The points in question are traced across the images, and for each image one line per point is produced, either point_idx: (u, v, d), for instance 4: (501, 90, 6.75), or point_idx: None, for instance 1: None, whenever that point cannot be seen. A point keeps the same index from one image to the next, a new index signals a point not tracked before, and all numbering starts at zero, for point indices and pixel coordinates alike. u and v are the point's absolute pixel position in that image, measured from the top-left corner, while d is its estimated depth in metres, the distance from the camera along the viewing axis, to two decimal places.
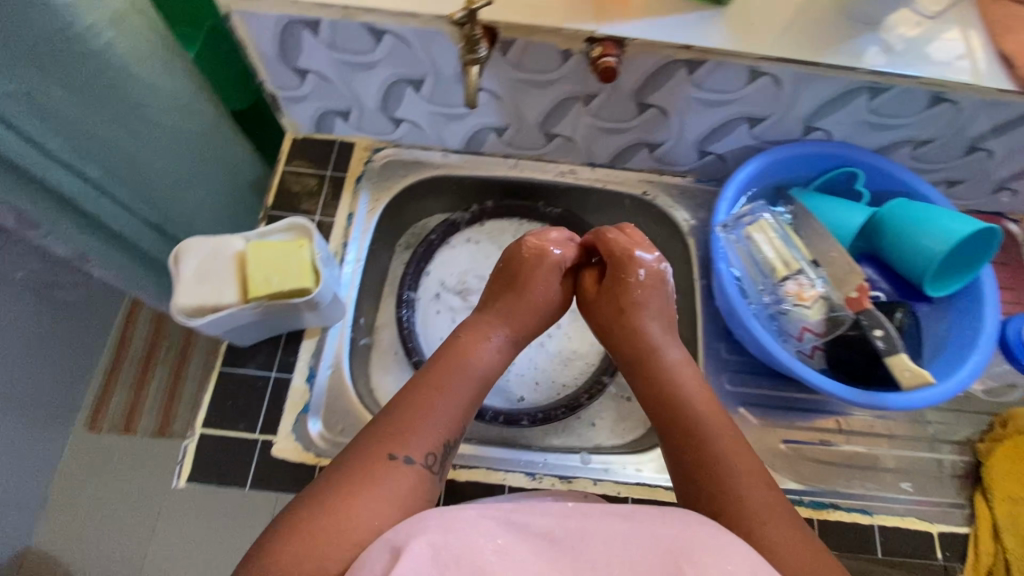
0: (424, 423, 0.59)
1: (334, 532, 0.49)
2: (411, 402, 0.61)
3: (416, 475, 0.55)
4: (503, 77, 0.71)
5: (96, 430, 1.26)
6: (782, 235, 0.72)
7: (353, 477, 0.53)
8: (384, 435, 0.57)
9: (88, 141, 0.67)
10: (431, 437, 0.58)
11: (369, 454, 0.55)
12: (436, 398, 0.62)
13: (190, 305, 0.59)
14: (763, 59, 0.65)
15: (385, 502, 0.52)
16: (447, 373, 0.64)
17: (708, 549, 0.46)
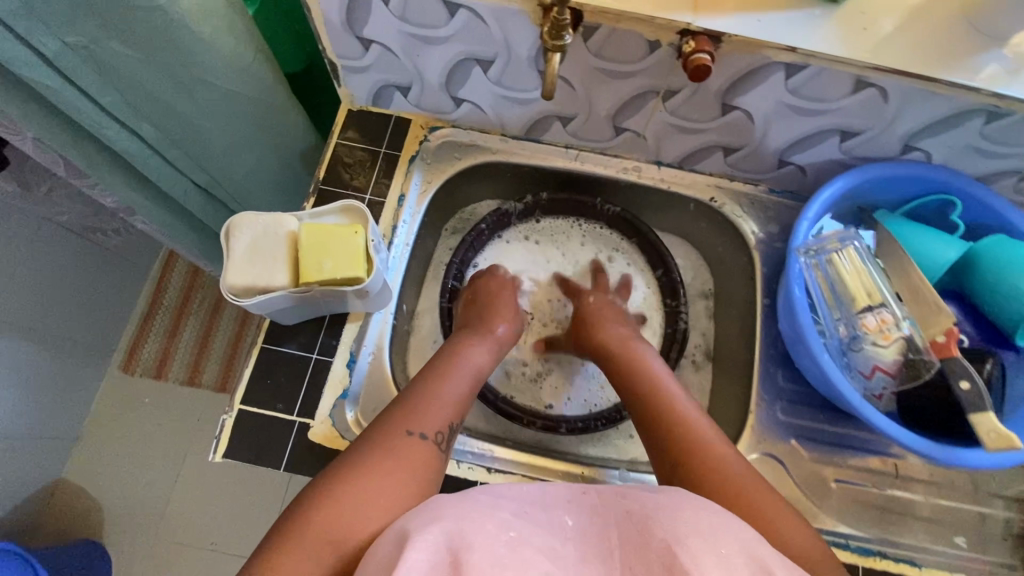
0: (433, 403, 0.61)
1: (348, 506, 0.49)
2: (417, 386, 0.63)
3: (426, 451, 0.56)
4: (579, 66, 0.66)
5: (165, 377, 1.41)
6: (868, 263, 0.66)
7: (369, 455, 0.54)
8: (395, 415, 0.59)
9: (142, 99, 0.64)
10: (438, 415, 0.60)
11: (380, 433, 0.57)
12: (440, 381, 0.64)
13: (240, 284, 0.57)
14: (873, 69, 0.58)
15: (398, 476, 0.53)
16: (448, 362, 0.67)
17: (703, 537, 0.44)
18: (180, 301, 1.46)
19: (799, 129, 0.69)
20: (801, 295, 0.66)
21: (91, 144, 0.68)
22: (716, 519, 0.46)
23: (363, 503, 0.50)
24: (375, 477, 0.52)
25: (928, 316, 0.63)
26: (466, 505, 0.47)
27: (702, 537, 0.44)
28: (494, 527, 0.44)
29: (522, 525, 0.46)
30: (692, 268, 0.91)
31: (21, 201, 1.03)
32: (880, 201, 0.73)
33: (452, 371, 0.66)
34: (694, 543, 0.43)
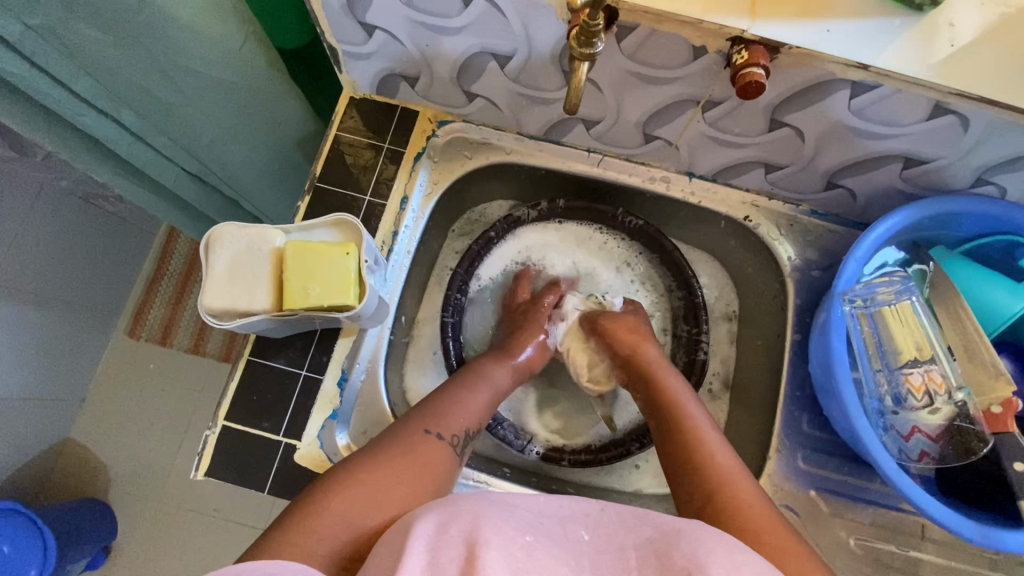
0: (454, 410, 0.60)
1: (365, 493, 0.47)
2: (436, 395, 0.62)
3: (444, 457, 0.55)
4: (610, 68, 0.57)
5: (170, 344, 1.34)
6: (921, 314, 0.59)
7: (387, 450, 0.52)
8: (413, 417, 0.57)
9: (119, 85, 0.58)
10: (459, 421, 0.59)
11: (399, 431, 0.55)
12: (463, 392, 0.63)
13: (219, 306, 0.52)
14: (955, 95, 0.49)
15: (415, 476, 0.51)
16: (471, 375, 0.66)
17: (728, 568, 0.39)
18: (186, 268, 1.37)
19: (856, 151, 0.61)
20: (840, 345, 0.58)
21: (68, 129, 0.62)
22: (733, 550, 0.41)
23: (378, 494, 0.48)
24: (393, 471, 0.50)
25: (983, 382, 0.57)
26: (483, 503, 0.43)
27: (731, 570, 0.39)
28: (509, 531, 0.40)
29: (540, 535, 0.42)
30: (716, 287, 0.84)
31: (12, 170, 0.98)
32: (940, 236, 0.65)
33: (474, 384, 0.65)
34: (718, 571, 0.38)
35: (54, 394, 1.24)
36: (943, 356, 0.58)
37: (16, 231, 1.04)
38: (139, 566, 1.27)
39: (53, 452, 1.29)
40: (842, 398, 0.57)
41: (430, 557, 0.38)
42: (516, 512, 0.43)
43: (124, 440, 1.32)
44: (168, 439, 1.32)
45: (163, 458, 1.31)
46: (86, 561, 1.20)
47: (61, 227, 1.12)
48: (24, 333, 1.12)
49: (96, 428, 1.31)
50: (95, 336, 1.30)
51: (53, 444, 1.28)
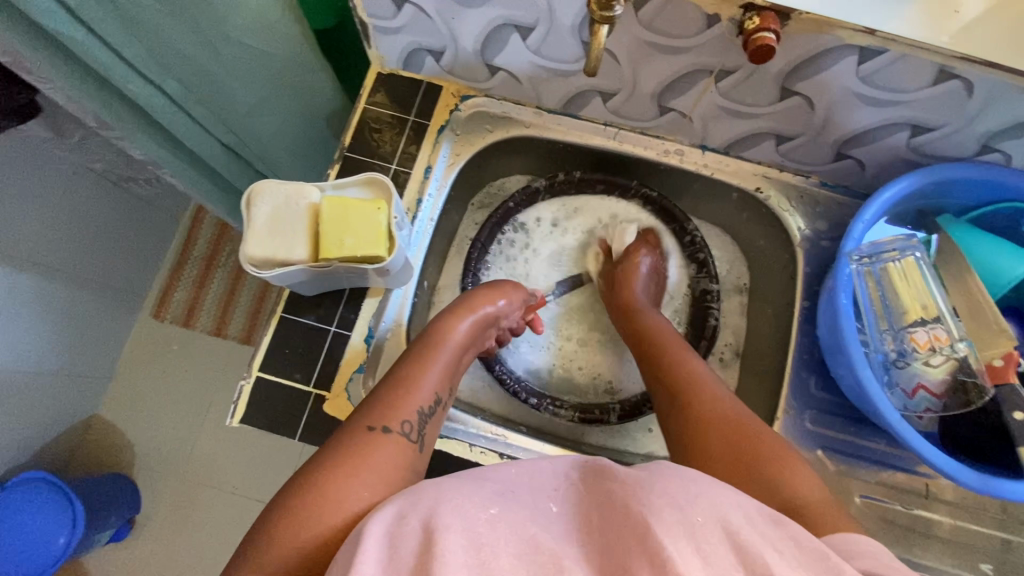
0: (399, 397, 0.57)
1: (306, 516, 0.45)
2: (387, 384, 0.59)
3: (394, 447, 0.52)
4: (627, 38, 0.60)
5: (193, 326, 1.39)
6: (928, 275, 0.62)
7: (327, 460, 0.50)
8: (356, 416, 0.55)
9: (167, 53, 0.62)
10: (405, 406, 0.56)
11: (342, 436, 0.53)
12: (411, 371, 0.60)
13: (261, 256, 0.56)
14: (961, 58, 0.52)
15: (367, 473, 0.49)
16: (420, 351, 0.63)
17: (677, 507, 0.38)
18: (210, 251, 1.41)
19: (863, 120, 0.63)
20: (847, 303, 0.61)
21: (117, 99, 0.66)
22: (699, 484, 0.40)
23: (320, 508, 0.46)
24: (334, 477, 0.48)
25: (985, 337, 0.60)
26: (445, 488, 0.42)
27: (676, 509, 0.38)
28: (468, 508, 0.40)
29: (504, 503, 0.41)
30: (728, 260, 0.86)
31: (51, 148, 1.03)
32: (947, 204, 0.67)
33: (423, 364, 0.61)
34: (671, 515, 0.37)
35: (85, 368, 1.29)
36: (950, 315, 0.60)
37: (54, 206, 1.09)
38: (163, 537, 1.30)
39: (82, 423, 1.34)
40: (849, 353, 0.59)
41: (390, 548, 0.38)
42: (483, 487, 0.43)
43: (149, 414, 1.36)
44: (191, 414, 1.36)
45: (185, 432, 1.35)
46: (113, 532, 1.24)
47: (95, 205, 1.17)
48: (58, 306, 1.16)
49: (123, 401, 1.36)
50: (125, 312, 1.35)
51: (83, 416, 1.33)
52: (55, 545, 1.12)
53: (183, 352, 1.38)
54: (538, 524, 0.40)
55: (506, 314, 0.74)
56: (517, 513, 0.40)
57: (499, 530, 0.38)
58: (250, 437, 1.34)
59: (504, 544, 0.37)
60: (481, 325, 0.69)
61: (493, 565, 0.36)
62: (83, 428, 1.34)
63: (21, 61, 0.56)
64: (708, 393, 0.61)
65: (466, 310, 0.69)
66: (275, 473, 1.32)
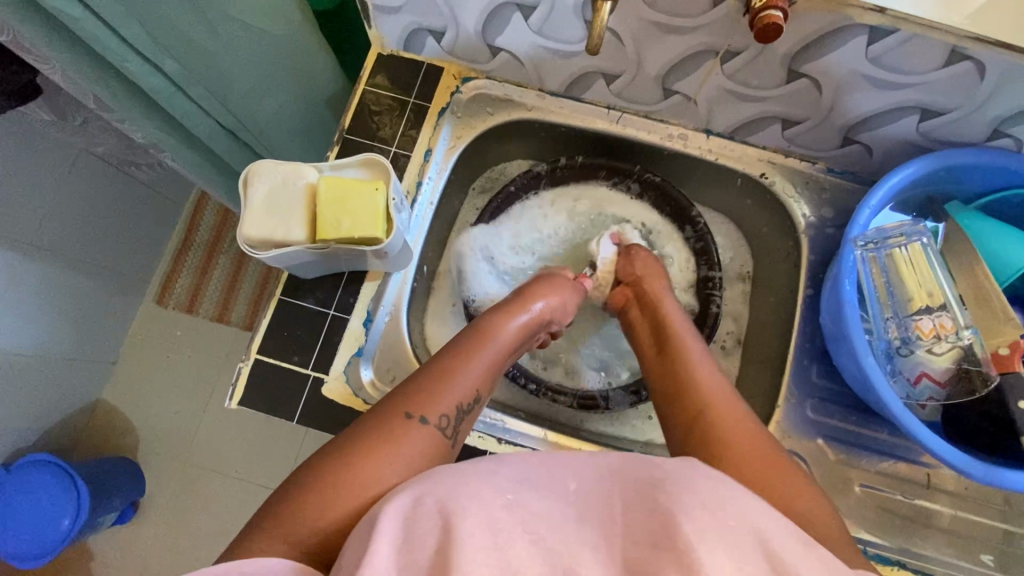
0: (440, 389, 0.56)
1: (331, 492, 0.45)
2: (429, 371, 0.58)
3: (429, 440, 0.52)
4: (631, 16, 0.59)
5: (196, 311, 1.39)
6: (936, 263, 0.61)
7: (363, 439, 0.50)
8: (395, 400, 0.54)
9: (164, 32, 0.61)
10: (446, 400, 0.55)
11: (378, 417, 0.52)
12: (455, 365, 0.59)
13: (258, 236, 0.56)
14: (973, 38, 0.50)
15: (395, 459, 0.49)
16: (468, 345, 0.62)
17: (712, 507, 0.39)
18: (212, 237, 1.41)
19: (871, 104, 0.62)
20: (851, 290, 0.60)
21: (115, 79, 0.65)
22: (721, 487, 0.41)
23: (348, 487, 0.46)
24: (366, 461, 0.48)
25: (992, 326, 0.59)
26: (462, 472, 0.42)
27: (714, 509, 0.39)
28: (484, 493, 0.39)
29: (520, 490, 0.41)
30: (731, 248, 0.85)
31: (50, 131, 1.02)
32: (956, 191, 0.66)
33: (467, 357, 0.61)
34: (701, 513, 0.38)
35: (88, 352, 1.29)
36: (955, 303, 0.59)
37: (55, 190, 1.08)
38: (166, 520, 1.31)
39: (85, 408, 1.34)
40: (851, 341, 0.59)
41: (406, 530, 0.38)
42: (496, 473, 0.42)
43: (152, 399, 1.36)
44: (194, 400, 1.36)
45: (188, 417, 1.35)
46: (117, 515, 1.25)
47: (96, 189, 1.16)
48: (61, 291, 1.16)
49: (127, 386, 1.37)
50: (127, 296, 1.35)
51: (86, 400, 1.33)
52: (60, 528, 1.13)
53: (186, 338, 1.38)
54: (553, 505, 0.40)
55: (559, 317, 0.74)
56: (536, 498, 0.40)
57: (516, 517, 0.38)
58: (252, 422, 1.35)
59: (520, 530, 0.38)
60: (532, 325, 0.69)
61: (511, 551, 0.36)
62: (87, 412, 1.35)
63: (17, 37, 0.56)
64: (711, 378, 0.60)
65: (521, 310, 0.69)
66: (277, 459, 1.32)
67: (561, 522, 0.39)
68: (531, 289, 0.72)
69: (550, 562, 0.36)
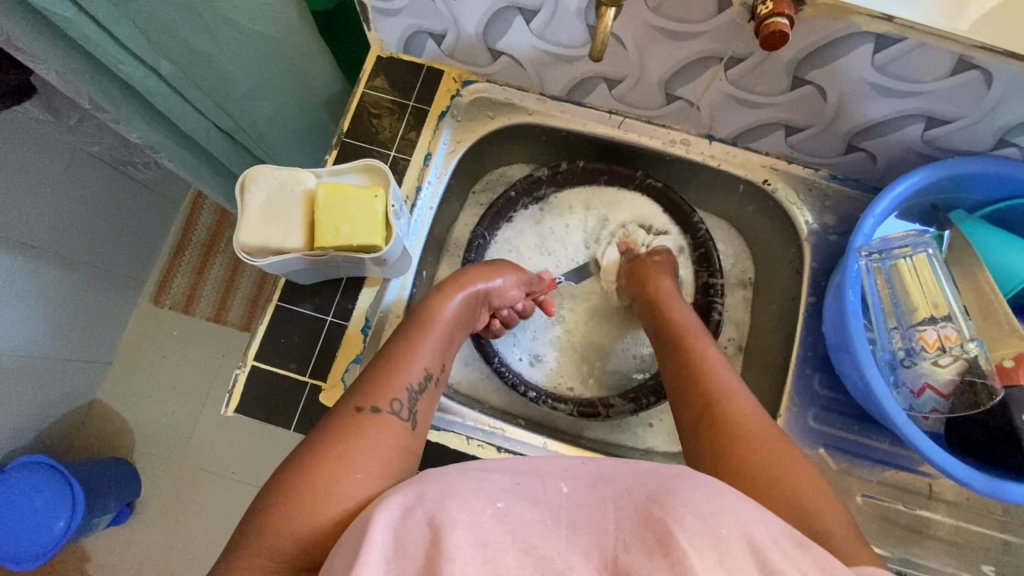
0: (390, 375, 0.56)
1: (303, 501, 0.45)
2: (377, 363, 0.58)
3: (385, 426, 0.51)
4: (634, 21, 0.58)
5: (192, 312, 1.38)
6: (942, 274, 0.61)
7: (319, 445, 0.49)
8: (347, 399, 0.54)
9: (160, 34, 0.60)
10: (394, 386, 0.55)
11: (334, 418, 0.52)
12: (401, 351, 0.58)
13: (255, 244, 0.55)
14: (981, 48, 0.50)
15: (360, 456, 0.48)
16: (413, 330, 0.62)
17: (703, 515, 0.38)
18: (209, 237, 1.40)
19: (876, 112, 0.61)
20: (855, 301, 0.59)
21: (110, 80, 0.64)
22: (724, 497, 0.40)
23: (318, 493, 0.45)
24: (330, 465, 0.47)
25: (995, 337, 0.58)
26: (452, 479, 0.41)
27: (708, 519, 0.38)
28: (475, 502, 0.39)
29: (512, 498, 0.40)
30: (733, 254, 0.85)
31: (46, 131, 1.01)
32: (960, 200, 0.65)
33: (415, 342, 0.60)
34: (691, 523, 0.37)
35: (84, 353, 1.28)
36: (960, 314, 0.59)
37: (51, 191, 1.07)
38: (162, 522, 1.30)
39: (81, 409, 1.33)
40: (855, 352, 0.58)
41: (395, 541, 0.37)
42: (490, 480, 0.42)
43: (148, 400, 1.35)
44: (190, 401, 1.35)
45: (184, 419, 1.34)
46: (112, 517, 1.24)
47: (91, 189, 1.15)
48: (55, 291, 1.15)
49: (123, 387, 1.36)
50: (123, 297, 1.34)
51: (81, 400, 1.32)
52: (55, 529, 1.12)
53: (182, 339, 1.37)
54: (542, 516, 0.40)
55: (498, 297, 0.72)
56: (525, 507, 0.40)
57: (506, 528, 0.38)
58: (248, 424, 1.34)
59: (509, 540, 0.37)
60: (472, 303, 0.68)
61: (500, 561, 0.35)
62: (82, 413, 1.33)
63: (9, 38, 0.55)
64: (723, 381, 0.59)
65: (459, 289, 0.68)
66: (273, 461, 1.31)
67: (553, 532, 0.38)
68: (468, 272, 0.71)
69: (541, 566, 0.35)
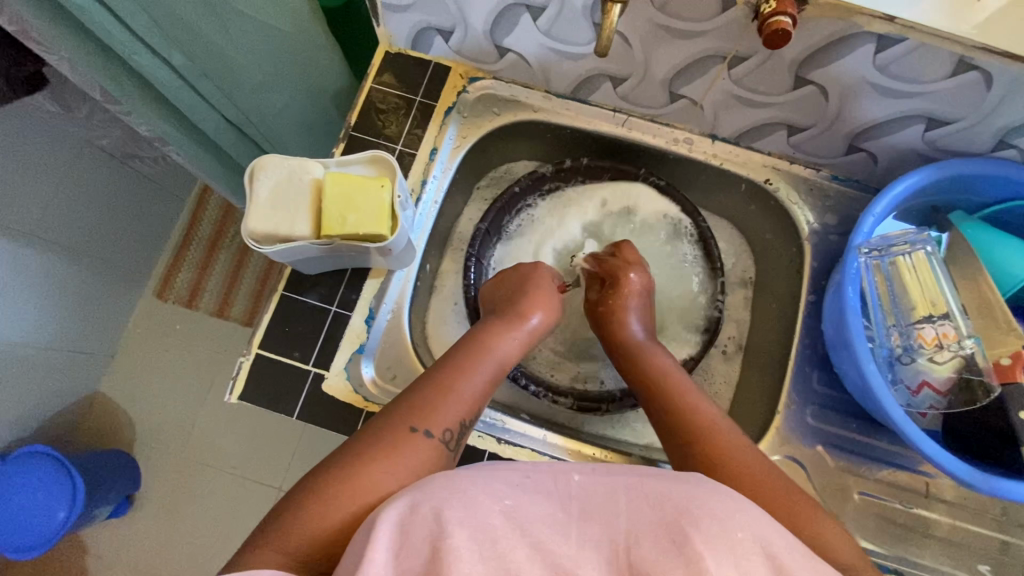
0: (445, 402, 0.55)
1: (328, 499, 0.45)
2: (430, 382, 0.57)
3: (431, 452, 0.51)
4: (639, 20, 0.59)
5: (196, 306, 1.39)
6: (941, 273, 0.61)
7: (363, 450, 0.49)
8: (396, 411, 0.54)
9: (172, 25, 0.61)
10: (448, 412, 0.55)
11: (382, 429, 0.52)
12: (457, 377, 0.58)
13: (262, 231, 0.56)
14: (980, 49, 0.50)
15: (400, 469, 0.49)
16: (468, 357, 0.61)
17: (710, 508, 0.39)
18: (214, 232, 1.41)
19: (875, 112, 0.62)
20: (854, 297, 0.60)
21: (122, 72, 0.65)
22: (738, 504, 0.40)
23: (345, 494, 0.46)
24: (367, 468, 0.48)
25: (994, 336, 0.59)
26: (457, 476, 0.42)
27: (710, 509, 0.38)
28: (482, 501, 0.39)
29: (519, 495, 0.41)
30: (734, 253, 0.86)
31: (55, 122, 1.02)
32: (959, 201, 0.66)
33: (469, 368, 0.60)
34: (706, 526, 0.38)
35: (88, 344, 1.29)
36: (959, 313, 0.60)
37: (58, 182, 1.08)
38: (162, 515, 1.30)
39: (83, 400, 1.34)
40: (853, 349, 0.59)
41: (401, 538, 0.37)
42: (499, 477, 0.42)
43: (151, 392, 1.36)
44: (191, 394, 1.36)
45: (185, 411, 1.35)
46: (111, 509, 1.24)
47: (98, 181, 1.16)
48: (61, 282, 1.16)
49: (125, 379, 1.37)
50: (128, 289, 1.35)
51: (83, 391, 1.33)
52: (55, 519, 1.12)
53: (185, 333, 1.38)
54: (551, 508, 0.40)
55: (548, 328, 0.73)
56: (532, 500, 0.40)
57: (513, 524, 0.38)
58: (249, 417, 1.34)
59: (517, 537, 0.38)
60: (528, 336, 0.68)
61: (508, 559, 0.36)
62: (84, 404, 1.34)
63: (25, 28, 0.56)
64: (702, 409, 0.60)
65: (519, 324, 0.67)
66: (273, 455, 1.32)
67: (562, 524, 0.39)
68: (526, 300, 0.70)
69: (547, 564, 0.37)
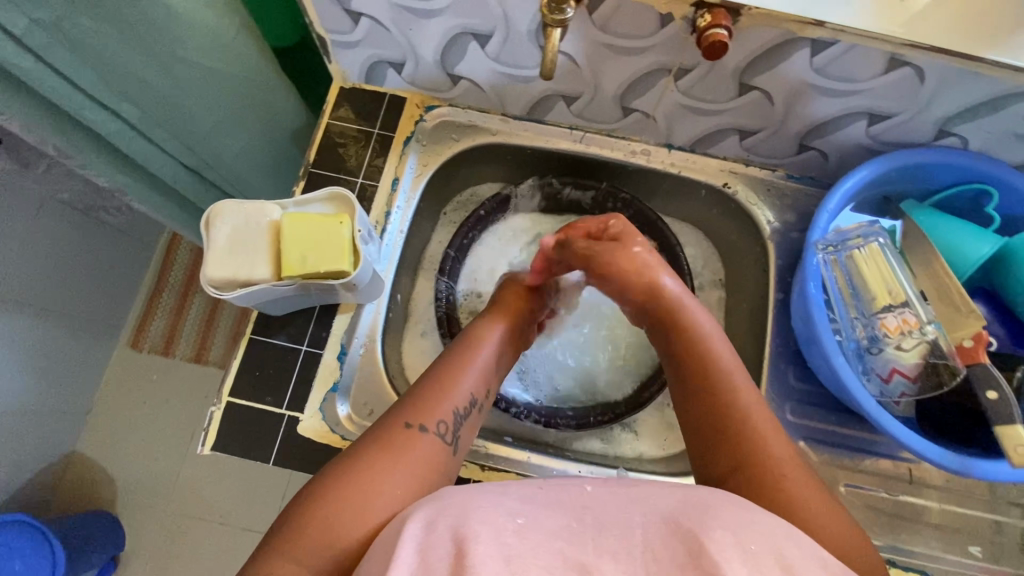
0: (439, 397, 0.56)
1: (335, 508, 0.45)
2: (424, 382, 0.58)
3: (429, 448, 0.52)
4: (584, 40, 0.60)
5: (171, 354, 1.35)
6: (897, 263, 0.63)
7: (368, 450, 0.50)
8: (393, 412, 0.55)
9: (120, 78, 0.61)
10: (443, 406, 0.56)
11: (378, 429, 0.53)
12: (451, 373, 0.60)
13: (221, 278, 0.56)
14: (909, 46, 0.52)
15: (404, 468, 0.49)
16: (457, 354, 0.62)
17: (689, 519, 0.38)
18: (185, 277, 1.38)
19: (821, 112, 0.64)
20: (816, 294, 0.61)
21: (73, 127, 0.64)
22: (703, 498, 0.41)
23: (353, 499, 0.45)
24: (375, 471, 0.48)
25: (955, 319, 0.60)
26: (470, 495, 0.41)
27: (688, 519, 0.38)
28: (498, 517, 0.39)
29: (530, 513, 0.40)
30: (703, 257, 0.87)
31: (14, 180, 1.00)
32: (910, 190, 0.68)
33: (460, 364, 0.61)
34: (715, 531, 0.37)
35: (60, 403, 1.25)
36: (918, 300, 0.61)
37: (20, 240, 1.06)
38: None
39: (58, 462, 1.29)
40: (821, 344, 0.60)
41: (420, 558, 0.36)
42: (508, 497, 0.42)
43: (129, 448, 1.32)
44: (172, 446, 1.32)
45: (167, 464, 1.31)
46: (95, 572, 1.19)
47: (63, 236, 1.14)
48: (28, 341, 1.13)
49: (101, 436, 1.32)
50: (100, 343, 1.32)
51: (59, 452, 1.28)
52: None
53: (162, 382, 1.35)
54: (566, 521, 0.39)
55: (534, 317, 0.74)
56: (547, 516, 0.40)
57: (527, 541, 0.37)
58: (234, 465, 1.31)
59: (535, 554, 0.36)
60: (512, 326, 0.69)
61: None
62: (60, 465, 1.29)
63: None
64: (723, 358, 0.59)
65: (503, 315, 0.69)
66: (260, 502, 1.28)
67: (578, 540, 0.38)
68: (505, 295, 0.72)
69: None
